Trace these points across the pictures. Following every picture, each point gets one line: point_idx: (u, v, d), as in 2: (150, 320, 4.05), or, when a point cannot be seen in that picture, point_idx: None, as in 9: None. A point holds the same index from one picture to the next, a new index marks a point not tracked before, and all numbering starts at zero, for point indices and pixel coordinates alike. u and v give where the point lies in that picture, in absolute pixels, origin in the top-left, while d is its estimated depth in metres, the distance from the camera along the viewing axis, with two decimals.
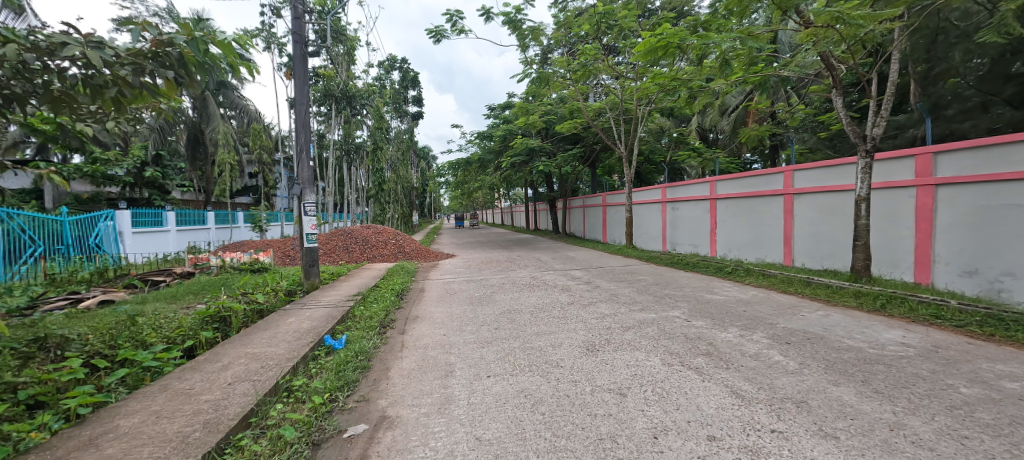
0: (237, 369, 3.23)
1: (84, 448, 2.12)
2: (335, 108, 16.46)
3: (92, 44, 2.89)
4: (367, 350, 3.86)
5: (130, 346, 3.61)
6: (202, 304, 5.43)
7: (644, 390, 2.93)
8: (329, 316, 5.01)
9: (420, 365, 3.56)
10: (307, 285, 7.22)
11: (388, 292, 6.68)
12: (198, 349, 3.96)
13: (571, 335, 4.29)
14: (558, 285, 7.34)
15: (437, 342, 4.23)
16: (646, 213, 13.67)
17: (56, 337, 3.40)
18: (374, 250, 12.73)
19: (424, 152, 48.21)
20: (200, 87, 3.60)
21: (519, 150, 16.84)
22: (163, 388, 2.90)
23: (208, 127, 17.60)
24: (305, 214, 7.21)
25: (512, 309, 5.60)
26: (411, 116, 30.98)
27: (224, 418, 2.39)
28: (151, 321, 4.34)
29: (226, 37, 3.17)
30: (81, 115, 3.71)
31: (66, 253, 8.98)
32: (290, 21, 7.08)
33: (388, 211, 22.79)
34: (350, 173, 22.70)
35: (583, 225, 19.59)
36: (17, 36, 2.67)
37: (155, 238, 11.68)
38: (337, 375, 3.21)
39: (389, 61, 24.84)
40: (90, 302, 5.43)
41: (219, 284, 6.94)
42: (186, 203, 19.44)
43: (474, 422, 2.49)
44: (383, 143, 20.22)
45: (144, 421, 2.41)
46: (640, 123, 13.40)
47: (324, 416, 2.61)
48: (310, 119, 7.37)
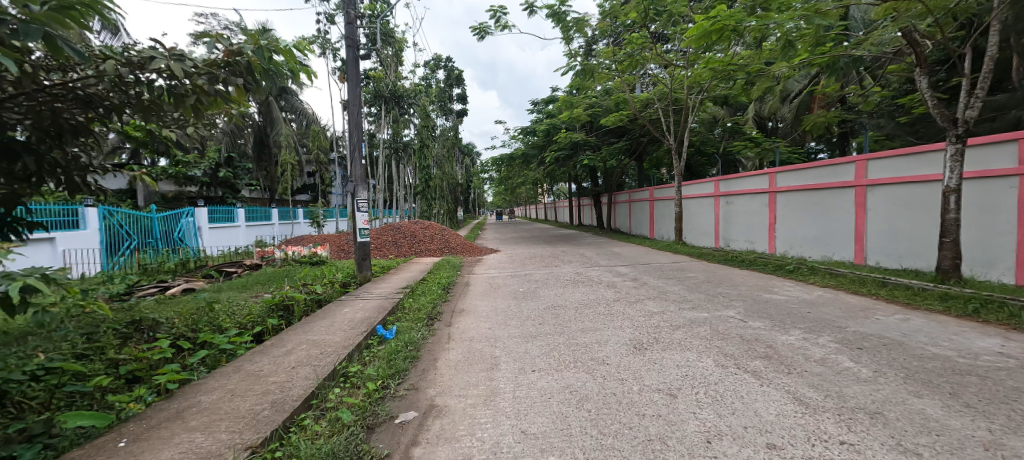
0: (299, 354, 3.47)
1: (173, 419, 2.38)
2: (385, 109, 17.20)
3: (175, 57, 3.23)
4: (416, 341, 4.01)
5: (209, 329, 4.00)
6: (267, 293, 5.89)
7: (696, 392, 2.79)
8: (380, 307, 5.25)
9: (467, 357, 3.63)
10: (360, 278, 7.49)
11: (435, 286, 6.87)
12: (265, 334, 4.30)
13: (617, 332, 4.19)
14: (603, 281, 7.20)
15: (484, 335, 4.29)
16: (696, 208, 13.05)
17: (148, 320, 3.83)
18: (421, 245, 13.16)
19: (469, 149, 48.83)
20: (269, 93, 3.92)
21: (562, 144, 16.60)
22: (237, 369, 3.18)
23: (272, 131, 18.94)
24: (357, 210, 7.58)
25: (556, 305, 5.58)
26: (456, 114, 31.62)
27: (289, 399, 2.59)
28: (226, 308, 4.77)
29: (287, 44, 3.40)
30: (165, 122, 4.12)
31: (155, 246, 10.07)
32: (343, 27, 7.46)
33: (434, 207, 23.52)
34: (399, 170, 23.59)
35: (628, 220, 19.06)
36: (115, 53, 3.16)
37: (228, 234, 12.80)
38: (389, 363, 3.36)
39: (434, 61, 25.47)
40: (175, 290, 6.05)
41: (282, 276, 7.47)
42: (254, 201, 21.12)
43: (520, 415, 2.50)
44: (429, 141, 20.80)
45: (221, 397, 2.65)
46: (691, 113, 12.78)
47: (376, 401, 2.74)
48: (362, 119, 7.73)
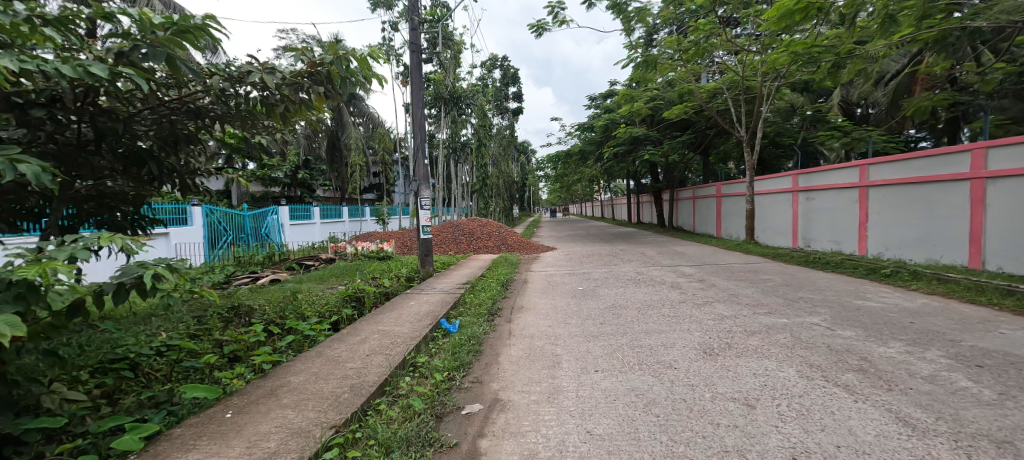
0: (372, 343, 3.70)
1: (269, 396, 2.65)
2: (444, 110, 17.80)
3: (267, 70, 3.59)
4: (478, 335, 4.11)
5: (294, 316, 4.41)
6: (341, 285, 6.36)
7: (777, 404, 2.58)
8: (443, 301, 5.45)
9: (529, 353, 3.64)
10: (423, 273, 7.79)
11: (494, 282, 6.98)
12: (341, 323, 4.65)
13: (684, 336, 3.99)
14: (666, 282, 6.90)
15: (544, 333, 4.29)
16: (771, 205, 12.06)
17: (245, 306, 4.31)
18: (479, 242, 13.45)
19: (525, 147, 49.07)
20: (345, 100, 4.23)
21: (621, 139, 16.10)
22: (319, 354, 3.47)
23: (343, 134, 20.37)
24: (420, 208, 7.93)
25: (617, 304, 5.44)
26: (513, 112, 31.89)
27: (365, 384, 2.77)
28: (307, 297, 5.22)
29: (361, 52, 3.65)
30: (258, 130, 4.59)
31: (247, 240, 11.26)
32: (408, 33, 7.82)
33: (491, 205, 23.96)
34: (457, 169, 24.30)
35: (692, 217, 18.05)
36: (219, 69, 3.54)
37: (306, 230, 13.99)
38: (453, 356, 3.48)
39: (491, 61, 25.90)
40: (264, 281, 6.73)
41: (353, 270, 8.02)
42: (327, 199, 22.89)
43: (584, 415, 2.47)
44: (486, 140, 21.19)
45: (307, 379, 2.91)
46: (765, 102, 11.79)
47: (444, 392, 2.85)
48: (425, 120, 8.06)
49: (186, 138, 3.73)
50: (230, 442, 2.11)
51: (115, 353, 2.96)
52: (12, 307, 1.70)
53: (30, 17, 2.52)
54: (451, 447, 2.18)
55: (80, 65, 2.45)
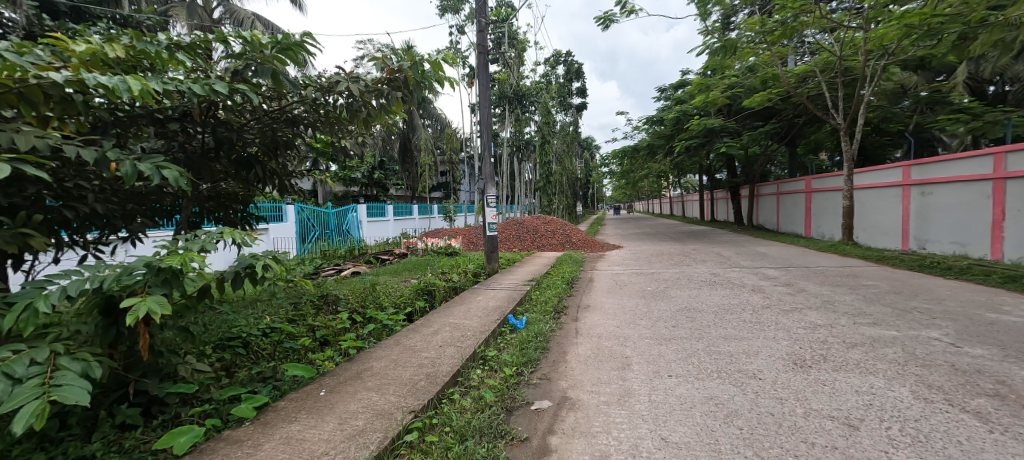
0: (444, 335, 3.88)
1: (356, 378, 2.90)
2: (509, 108, 18.07)
3: (352, 79, 3.90)
4: (545, 332, 4.13)
5: (374, 306, 4.76)
6: (414, 279, 6.74)
7: (886, 426, 2.27)
8: (509, 297, 5.54)
9: (596, 353, 3.59)
10: (489, 269, 7.97)
11: (559, 280, 6.95)
12: (415, 314, 4.93)
13: (769, 344, 3.67)
14: (746, 285, 6.38)
15: (612, 333, 4.19)
16: (875, 201, 10.61)
17: (332, 295, 4.73)
18: (543, 240, 13.47)
19: (588, 143, 48.17)
20: (418, 104, 4.52)
21: (694, 132, 15.15)
22: (397, 343, 3.71)
23: (414, 136, 21.51)
24: (487, 205, 8.12)
25: (691, 307, 5.15)
26: (576, 108, 31.41)
27: (440, 373, 2.91)
28: (385, 289, 5.60)
29: (435, 57, 3.88)
30: (343, 135, 5.00)
31: (331, 235, 12.35)
32: (475, 35, 8.03)
33: (555, 202, 23.89)
34: (520, 167, 24.55)
35: (776, 215, 16.47)
36: (312, 81, 3.89)
37: (381, 227, 15.02)
38: (521, 352, 3.53)
39: (554, 57, 25.76)
40: (347, 273, 7.34)
41: (424, 264, 8.44)
42: (399, 198, 24.36)
43: (658, 421, 2.37)
44: (549, 137, 21.15)
45: (388, 365, 3.13)
46: (869, 84, 10.38)
47: (513, 386, 2.91)
48: (492, 119, 8.22)
49: (284, 144, 4.19)
50: (324, 418, 2.35)
51: (231, 333, 3.40)
52: (160, 290, 2.03)
53: (167, 46, 3.04)
54: (522, 441, 2.22)
55: (206, 84, 2.84)
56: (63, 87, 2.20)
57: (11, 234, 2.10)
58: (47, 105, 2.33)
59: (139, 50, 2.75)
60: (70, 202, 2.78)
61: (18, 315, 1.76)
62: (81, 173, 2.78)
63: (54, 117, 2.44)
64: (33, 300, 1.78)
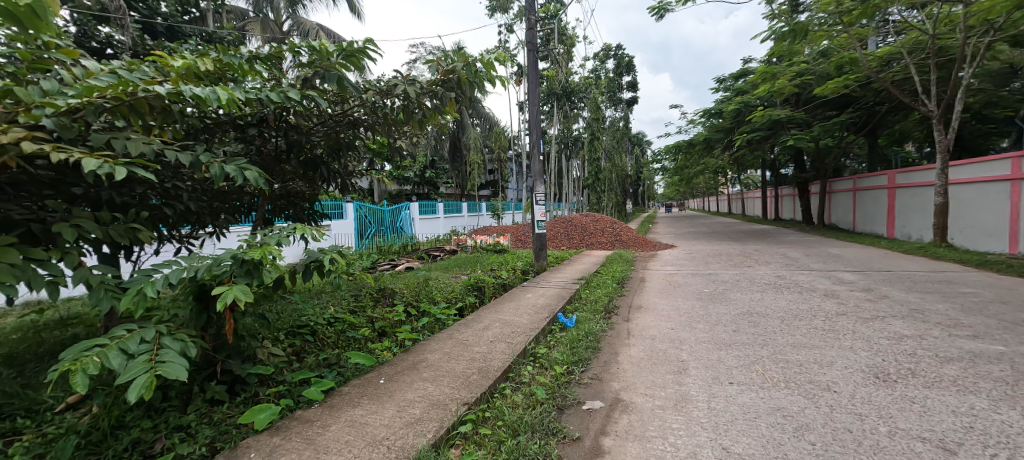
0: (495, 331, 3.95)
1: (412, 369, 3.02)
2: (557, 105, 17.97)
3: (409, 81, 4.07)
4: (595, 332, 4.07)
5: (427, 301, 4.94)
6: (464, 275, 6.90)
7: (992, 453, 1.99)
8: (559, 295, 5.53)
9: (650, 355, 3.48)
10: (537, 267, 7.97)
11: (609, 279, 6.82)
12: (466, 309, 5.07)
13: (846, 355, 3.35)
14: (817, 289, 5.87)
15: (666, 335, 4.04)
16: (975, 198, 9.35)
17: (388, 289, 4.98)
18: (592, 238, 13.24)
19: (639, 138, 46.62)
20: (470, 104, 4.62)
21: (757, 124, 14.17)
22: (450, 336, 3.83)
23: (463, 135, 22.00)
24: (536, 203, 8.12)
25: (754, 311, 4.83)
26: (627, 103, 30.52)
27: (492, 368, 2.97)
28: (437, 284, 5.80)
29: (487, 56, 3.97)
30: (399, 137, 5.22)
31: (386, 232, 12.95)
32: (524, 34, 8.05)
33: (604, 200, 23.41)
34: (568, 164, 24.32)
35: (851, 213, 15.01)
36: (372, 84, 4.09)
37: (432, 224, 15.54)
38: (572, 350, 3.50)
39: (604, 52, 25.20)
40: (402, 268, 7.68)
41: (473, 261, 8.61)
42: (449, 196, 25.04)
43: (718, 429, 2.25)
44: (599, 133, 20.73)
45: (442, 357, 3.25)
46: (969, 64, 9.13)
47: (564, 385, 2.89)
48: (541, 117, 8.20)
49: (347, 145, 4.45)
50: (384, 404, 2.48)
51: (300, 321, 3.69)
52: (243, 280, 2.24)
53: (248, 59, 3.33)
54: (574, 441, 2.20)
55: (282, 92, 3.10)
56: (164, 99, 2.49)
57: (124, 229, 2.41)
58: (151, 115, 2.65)
59: (225, 63, 3.06)
60: (170, 200, 3.16)
61: (132, 298, 2.02)
62: (177, 174, 3.15)
63: (156, 125, 2.77)
64: (143, 286, 2.04)
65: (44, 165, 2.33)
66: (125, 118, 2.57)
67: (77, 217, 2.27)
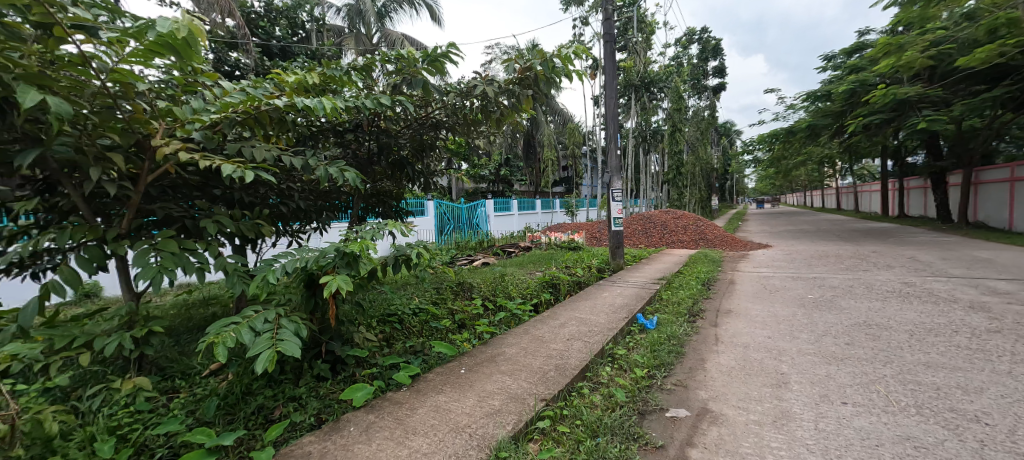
0: (571, 329, 3.91)
1: (490, 362, 3.12)
2: (634, 97, 17.19)
3: (488, 81, 4.19)
4: (679, 336, 3.84)
5: (504, 296, 5.05)
6: (540, 272, 6.93)
7: None
8: (637, 295, 5.31)
9: (743, 365, 3.19)
10: (614, 265, 7.74)
11: (694, 281, 6.37)
12: (541, 306, 5.10)
13: (1002, 382, 2.74)
14: (959, 300, 4.90)
15: (762, 344, 3.67)
16: None
17: (467, 283, 5.19)
18: (672, 236, 12.49)
19: (726, 128, 42.85)
20: (546, 101, 4.63)
21: (876, 106, 12.21)
22: (526, 332, 3.88)
23: (537, 132, 22.07)
24: (612, 200, 7.87)
25: (872, 322, 4.18)
26: (713, 89, 28.18)
27: (569, 367, 2.94)
28: (512, 280, 5.92)
29: (565, 51, 3.93)
30: (478, 136, 5.38)
31: (463, 228, 13.49)
32: (601, 26, 7.81)
33: (685, 196, 21.94)
34: (646, 158, 23.19)
35: (1009, 208, 12.30)
36: (453, 86, 4.26)
37: (506, 221, 15.85)
38: (653, 354, 3.35)
39: (687, 36, 23.56)
40: (479, 263, 7.95)
41: (548, 258, 8.61)
42: (523, 193, 25.35)
43: (828, 455, 1.99)
44: (681, 125, 19.46)
45: (519, 352, 3.30)
46: None
47: (645, 389, 2.77)
48: (618, 110, 7.90)
49: (430, 146, 4.71)
50: (466, 393, 2.59)
51: (390, 310, 4.00)
52: (345, 271, 2.48)
53: (347, 71, 3.67)
54: (657, 448, 2.10)
55: (375, 98, 3.38)
56: (281, 111, 2.85)
57: (250, 224, 2.81)
58: (271, 125, 3.05)
59: (329, 76, 3.41)
60: (284, 199, 3.61)
61: (259, 284, 2.35)
62: (290, 176, 3.58)
63: (275, 134, 3.18)
64: (266, 273, 2.36)
65: (194, 171, 2.80)
66: (253, 129, 2.99)
67: (218, 214, 2.69)
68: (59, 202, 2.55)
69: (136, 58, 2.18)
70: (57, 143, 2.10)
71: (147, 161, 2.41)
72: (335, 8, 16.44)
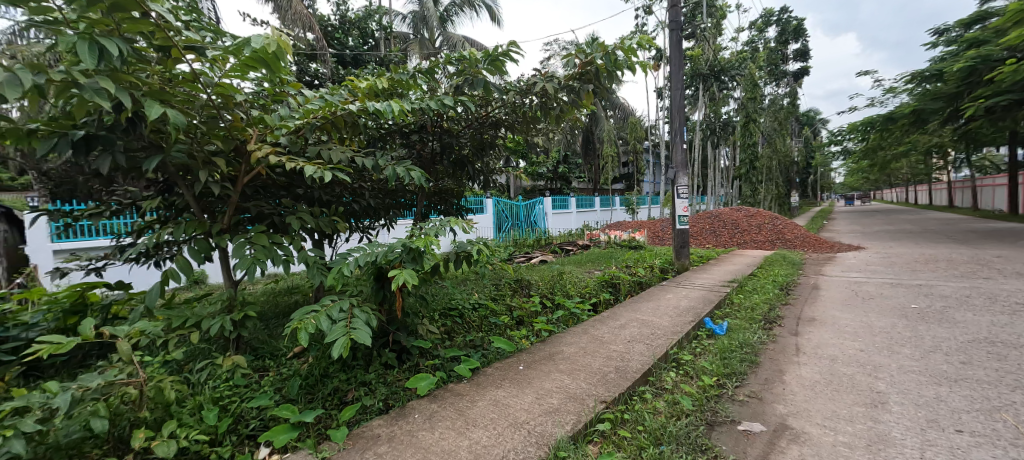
0: (633, 330, 3.77)
1: (549, 360, 3.11)
2: (702, 87, 16.18)
3: (548, 78, 4.16)
4: (753, 344, 3.55)
5: (562, 294, 5.00)
6: (598, 271, 6.78)
7: None
8: (705, 298, 5.00)
9: (829, 379, 2.88)
10: (678, 265, 7.37)
11: (770, 284, 5.86)
12: (600, 305, 4.99)
13: None
14: None
15: (853, 358, 3.28)
16: None
17: (525, 281, 5.22)
18: (744, 236, 11.60)
19: (809, 117, 38.85)
20: (607, 95, 4.51)
21: (1004, 84, 10.36)
22: (585, 331, 3.82)
23: (597, 128, 21.59)
24: (677, 197, 7.47)
25: (997, 340, 3.56)
26: (793, 75, 25.68)
27: (630, 370, 2.84)
28: (570, 278, 5.86)
29: (629, 42, 3.79)
30: (537, 133, 5.38)
31: (521, 226, 13.59)
32: (666, 14, 7.44)
33: (760, 192, 20.27)
34: (715, 152, 21.77)
35: None
36: (513, 84, 4.29)
37: (564, 218, 15.73)
38: (723, 362, 3.13)
39: (763, 19, 21.69)
40: (537, 261, 7.97)
41: (607, 257, 8.40)
42: (581, 191, 24.98)
43: None
44: (755, 115, 17.98)
45: (578, 352, 3.25)
46: None
47: (714, 399, 2.60)
48: (684, 101, 7.48)
49: (490, 144, 4.78)
50: (524, 390, 2.61)
51: (451, 304, 4.13)
52: (410, 265, 2.60)
53: (412, 75, 3.84)
54: None
55: (438, 100, 3.50)
56: (354, 115, 3.05)
57: (327, 220, 3.05)
58: (345, 129, 3.28)
59: (396, 80, 3.58)
60: (357, 197, 3.87)
61: (335, 276, 2.54)
62: (362, 176, 3.83)
63: (348, 137, 3.42)
64: (342, 266, 2.55)
65: (281, 172, 3.10)
66: (329, 132, 3.23)
67: (300, 212, 2.95)
68: (175, 200, 2.95)
69: (235, 72, 2.45)
70: (174, 150, 2.43)
71: (243, 164, 2.71)
72: (402, 16, 17.36)
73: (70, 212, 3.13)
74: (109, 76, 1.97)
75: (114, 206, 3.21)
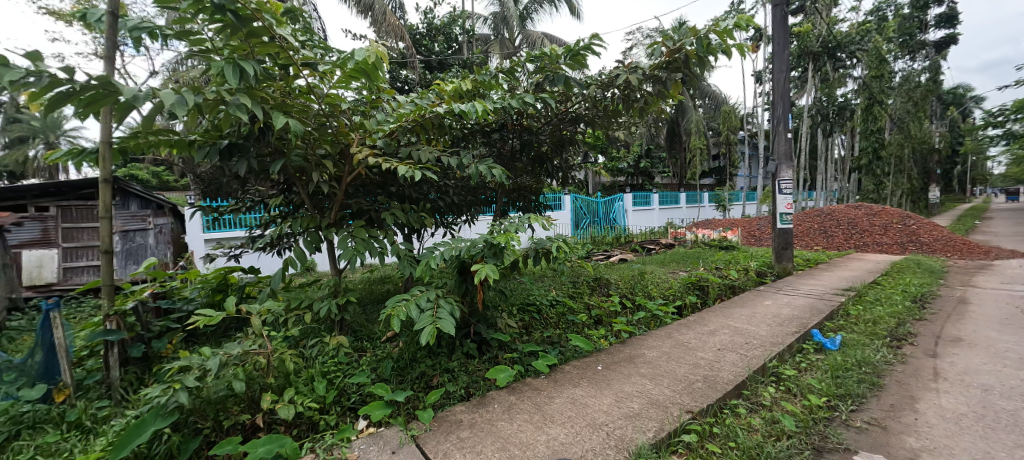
0: (723, 338, 3.49)
1: (629, 363, 3.01)
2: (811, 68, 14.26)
3: (631, 69, 4.00)
4: (875, 364, 3.06)
5: (643, 294, 4.80)
6: (684, 272, 6.37)
7: None
8: (812, 307, 4.43)
9: (982, 413, 2.37)
10: (778, 269, 6.63)
11: (898, 295, 4.99)
12: (685, 308, 4.69)
13: None
14: None
15: (1018, 390, 2.66)
16: None
17: (603, 279, 5.11)
18: (864, 237, 10.04)
19: (956, 94, 32.18)
20: (697, 83, 4.21)
21: None
22: (669, 335, 3.62)
23: (683, 120, 20.24)
24: (779, 192, 6.70)
25: None
26: (935, 45, 21.45)
27: (720, 380, 2.64)
28: (653, 278, 5.60)
29: (725, 24, 3.48)
30: (618, 127, 5.20)
31: (599, 222, 13.27)
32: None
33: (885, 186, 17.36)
34: (826, 141, 19.12)
35: None
36: (594, 78, 4.21)
37: (645, 215, 15.03)
38: (835, 381, 2.76)
39: None
40: (616, 259, 7.74)
41: (694, 257, 7.85)
42: (665, 187, 23.64)
43: None
44: (881, 96, 15.39)
45: (660, 356, 3.10)
46: None
47: (823, 422, 2.30)
48: (790, 85, 6.66)
49: (569, 140, 4.74)
50: (603, 391, 2.56)
51: (529, 299, 4.20)
52: (492, 260, 2.69)
53: (494, 75, 3.94)
54: None
55: (519, 98, 3.55)
56: (441, 117, 3.23)
57: (415, 216, 3.28)
58: (433, 130, 3.49)
59: (479, 81, 3.71)
60: (442, 194, 4.10)
61: (423, 268, 2.73)
62: (447, 174, 4.05)
63: (435, 138, 3.63)
64: (429, 259, 2.73)
65: (378, 172, 3.40)
66: (418, 133, 3.46)
67: (393, 208, 3.21)
68: (293, 198, 3.40)
69: (340, 83, 2.74)
70: (293, 154, 2.80)
71: (347, 166, 3.02)
72: (483, 18, 17.88)
73: (217, 208, 3.74)
74: (246, 93, 2.34)
75: (248, 202, 3.78)
